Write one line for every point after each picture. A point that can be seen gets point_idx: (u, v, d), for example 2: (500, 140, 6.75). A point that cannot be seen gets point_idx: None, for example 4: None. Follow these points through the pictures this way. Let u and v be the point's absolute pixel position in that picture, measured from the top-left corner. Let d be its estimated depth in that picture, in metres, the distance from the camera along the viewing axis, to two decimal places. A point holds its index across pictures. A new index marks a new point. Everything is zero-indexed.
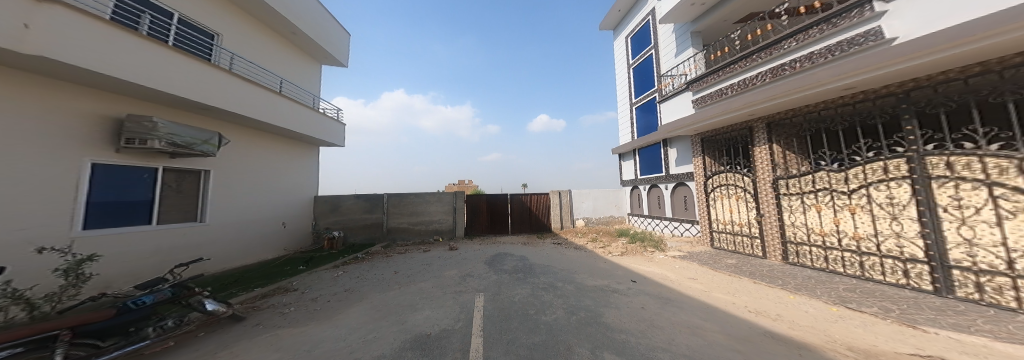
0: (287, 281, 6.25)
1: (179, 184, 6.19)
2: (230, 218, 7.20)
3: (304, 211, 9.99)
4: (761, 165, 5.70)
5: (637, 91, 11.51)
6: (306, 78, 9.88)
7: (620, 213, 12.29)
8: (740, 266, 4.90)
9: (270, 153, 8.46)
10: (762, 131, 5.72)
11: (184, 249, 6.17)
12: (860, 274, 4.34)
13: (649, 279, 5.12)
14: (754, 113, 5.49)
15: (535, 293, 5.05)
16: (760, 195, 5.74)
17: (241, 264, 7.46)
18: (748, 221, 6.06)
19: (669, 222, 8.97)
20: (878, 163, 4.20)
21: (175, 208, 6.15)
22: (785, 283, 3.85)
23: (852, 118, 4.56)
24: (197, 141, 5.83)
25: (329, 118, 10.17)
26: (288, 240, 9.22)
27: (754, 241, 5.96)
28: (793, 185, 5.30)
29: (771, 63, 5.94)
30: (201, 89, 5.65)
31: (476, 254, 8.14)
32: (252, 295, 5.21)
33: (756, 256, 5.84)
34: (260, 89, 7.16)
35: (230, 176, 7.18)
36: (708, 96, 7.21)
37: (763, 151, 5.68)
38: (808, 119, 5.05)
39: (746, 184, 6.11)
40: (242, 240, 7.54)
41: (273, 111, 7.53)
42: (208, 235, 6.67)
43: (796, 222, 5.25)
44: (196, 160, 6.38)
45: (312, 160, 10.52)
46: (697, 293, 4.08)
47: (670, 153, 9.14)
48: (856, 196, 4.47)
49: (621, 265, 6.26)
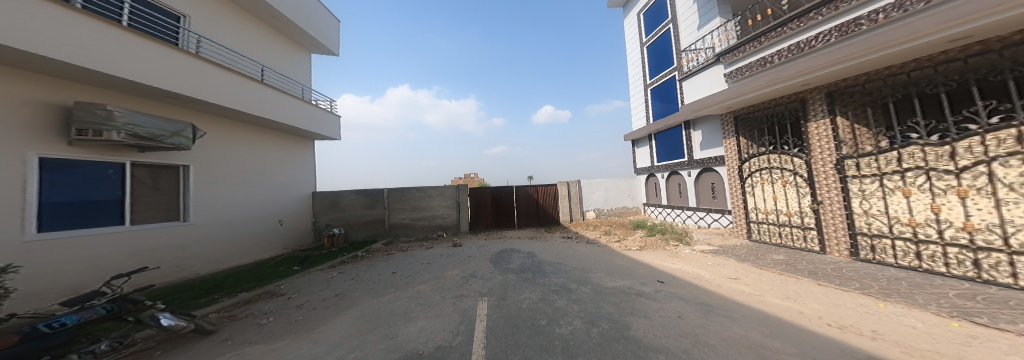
0: (275, 284, 5.73)
1: (154, 180, 5.68)
2: (218, 216, 6.71)
3: (302, 209, 9.49)
4: (819, 143, 4.81)
5: (651, 70, 10.47)
6: (290, 67, 9.11)
7: (634, 203, 11.46)
8: (794, 263, 4.08)
9: (260, 147, 7.96)
10: (820, 103, 4.81)
11: (166, 251, 5.71)
12: (974, 276, 3.33)
13: (681, 278, 4.39)
14: (810, 83, 4.61)
15: (546, 298, 4.37)
16: (819, 180, 4.85)
17: (232, 265, 7.00)
18: (802, 211, 5.17)
19: (693, 212, 8.16)
20: (1008, 130, 3.12)
21: (151, 206, 5.64)
22: (865, 286, 3.06)
23: (962, 77, 3.51)
24: (165, 133, 5.23)
25: (322, 109, 9.61)
26: (286, 239, 8.75)
27: (808, 234, 5.10)
28: (866, 166, 4.32)
29: (831, 22, 4.72)
30: (166, 76, 5.03)
31: (481, 251, 7.51)
32: (233, 300, 4.69)
33: (811, 251, 4.97)
34: (239, 77, 6.51)
35: (215, 172, 6.66)
36: (747, 65, 6.03)
37: (822, 126, 4.77)
38: (890, 82, 4.03)
39: (798, 167, 5.22)
40: (233, 239, 7.07)
41: (251, 99, 6.79)
42: (192, 236, 6.16)
43: (871, 211, 4.29)
44: (173, 155, 5.85)
45: (305, 155, 9.92)
46: (747, 298, 3.33)
47: (693, 136, 8.23)
48: (969, 176, 3.42)
49: (642, 263, 5.54)
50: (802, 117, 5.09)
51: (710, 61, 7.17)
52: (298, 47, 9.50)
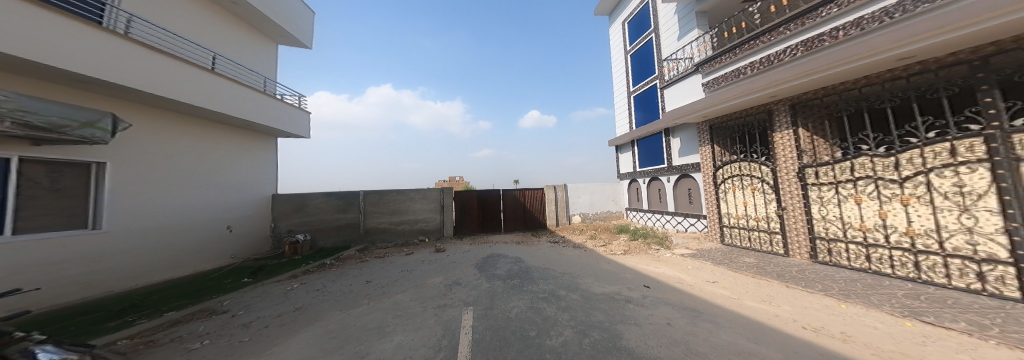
0: (216, 300, 5.20)
1: (53, 180, 4.82)
2: (141, 222, 5.92)
3: (258, 213, 8.69)
4: (784, 152, 5.21)
5: (635, 78, 10.89)
6: (253, 57, 8.25)
7: (617, 207, 11.79)
8: (764, 266, 4.36)
9: (202, 142, 7.13)
10: (784, 114, 5.22)
11: (69, 265, 4.88)
12: (916, 277, 3.75)
13: (665, 283, 4.53)
14: (777, 95, 5.03)
15: (535, 306, 4.32)
16: (783, 186, 5.26)
17: (159, 279, 6.18)
18: (769, 215, 5.59)
19: (672, 216, 8.55)
20: (943, 144, 3.56)
21: (49, 211, 4.75)
22: (828, 288, 3.31)
23: (905, 93, 3.97)
24: (72, 123, 4.44)
25: (288, 104, 8.84)
26: (233, 248, 7.95)
27: (773, 237, 5.51)
28: (825, 174, 4.74)
29: (798, 37, 5.14)
30: (76, 56, 4.27)
31: (466, 256, 7.29)
32: (156, 323, 4.18)
33: (777, 254, 5.37)
34: (178, 63, 5.74)
35: (138, 170, 5.85)
36: (721, 77, 6.56)
37: (786, 136, 5.19)
38: (845, 97, 4.50)
39: (765, 174, 5.63)
40: (161, 249, 6.29)
41: (192, 88, 6.02)
42: (106, 247, 5.39)
43: (828, 216, 4.71)
44: (81, 150, 5.04)
45: (263, 154, 9.07)
46: (727, 302, 3.48)
47: (672, 143, 8.64)
48: (910, 185, 3.85)
49: (628, 267, 5.66)
50: (768, 128, 5.53)
51: (689, 70, 7.58)
52: (264, 36, 8.67)
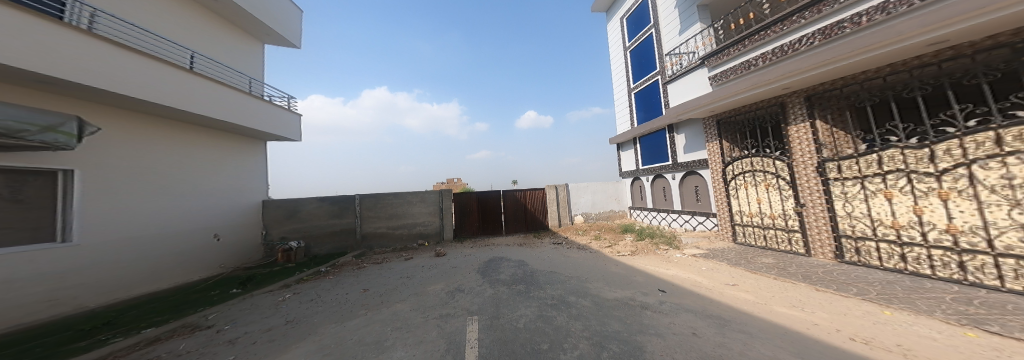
0: (200, 314, 4.80)
1: (16, 191, 4.47)
2: (118, 234, 5.51)
3: (248, 220, 8.25)
4: (801, 146, 5.06)
5: (635, 74, 10.69)
6: (236, 57, 7.78)
7: (620, 206, 11.55)
8: (786, 267, 4.14)
9: (180, 146, 6.65)
10: (799, 107, 5.07)
11: (33, 281, 4.45)
12: (961, 278, 3.51)
13: (681, 287, 4.29)
14: (789, 87, 4.85)
15: (544, 315, 4.02)
16: (802, 181, 5.10)
17: (138, 293, 5.76)
18: (786, 213, 5.42)
19: (678, 215, 8.36)
20: (986, 134, 3.34)
21: (8, 224, 4.37)
22: (864, 292, 3.13)
23: (937, 80, 3.77)
24: (31, 128, 3.93)
25: (277, 106, 8.41)
26: (221, 257, 7.51)
27: (793, 236, 5.33)
28: (847, 168, 4.57)
29: (816, 24, 4.90)
30: (25, 51, 3.80)
31: (467, 261, 6.97)
32: (132, 341, 3.80)
33: (797, 253, 5.18)
34: (150, 60, 5.27)
35: (109, 175, 5.39)
36: (731, 69, 6.37)
37: (802, 129, 5.03)
38: (868, 86, 4.30)
39: (780, 170, 5.46)
40: (140, 260, 5.85)
41: (165, 88, 5.53)
42: (78, 259, 4.96)
43: (854, 213, 4.52)
44: (48, 157, 4.67)
45: (251, 159, 8.60)
46: (757, 309, 3.21)
47: (677, 140, 8.45)
48: (949, 178, 3.63)
49: (638, 269, 5.41)
50: (782, 121, 5.38)
51: (694, 64, 7.39)
52: (249, 35, 8.23)
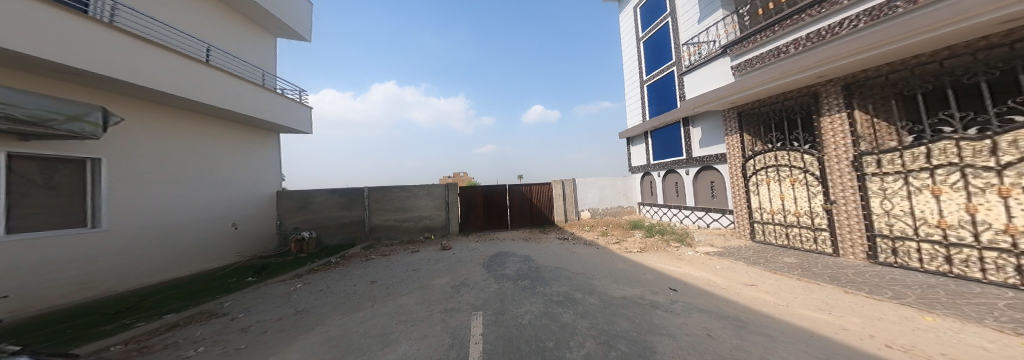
0: (215, 302, 4.90)
1: (49, 178, 4.57)
2: (143, 222, 5.71)
3: (262, 211, 8.44)
4: (836, 139, 4.68)
5: (648, 66, 10.29)
6: (249, 51, 7.87)
7: (629, 202, 11.19)
8: (810, 267, 3.86)
9: (198, 138, 6.78)
10: (836, 96, 4.68)
11: (66, 265, 4.63)
12: (1014, 282, 3.16)
13: (694, 286, 4.08)
14: (824, 75, 4.49)
15: (549, 312, 3.90)
16: (833, 177, 4.75)
17: (161, 278, 5.97)
18: (813, 210, 5.08)
19: (691, 212, 8.06)
20: None
21: (43, 210, 4.49)
22: (902, 296, 2.85)
23: (1007, 63, 3.33)
24: (60, 116, 4.13)
25: (289, 98, 8.52)
26: (239, 246, 7.72)
27: (819, 235, 4.99)
28: (890, 161, 4.16)
29: (858, 6, 4.45)
30: (52, 43, 3.90)
31: (472, 254, 6.93)
32: (153, 326, 3.91)
33: (824, 253, 4.86)
34: (167, 53, 5.36)
35: (132, 164, 5.53)
36: (759, 56, 5.92)
37: (838, 120, 4.66)
38: (920, 72, 3.91)
39: (809, 164, 5.09)
40: (163, 248, 6.05)
41: (183, 80, 5.63)
42: (106, 246, 5.14)
43: (893, 211, 4.15)
44: (77, 146, 4.78)
45: (266, 151, 8.76)
46: (779, 312, 2.96)
47: (692, 134, 8.09)
48: (1013, 173, 3.21)
49: (647, 267, 5.21)
50: (814, 112, 5.02)
51: (715, 53, 7.00)
52: (260, 28, 8.30)
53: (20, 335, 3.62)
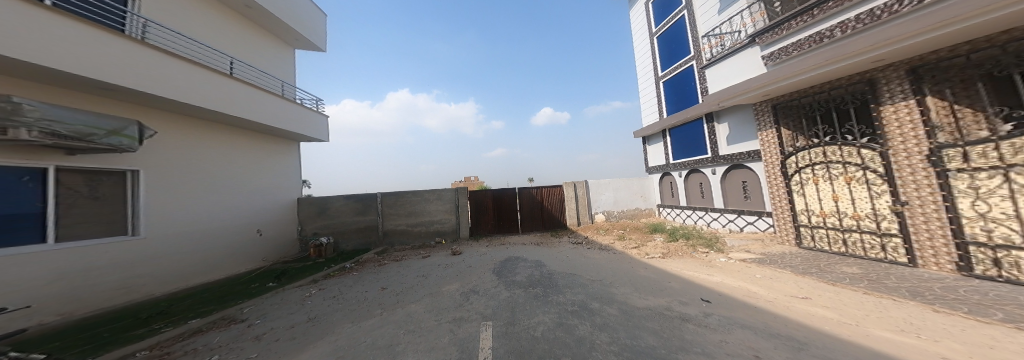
0: (238, 307, 4.83)
1: (93, 189, 4.80)
2: (177, 229, 5.84)
3: (285, 216, 8.64)
4: (902, 130, 3.99)
5: (663, 61, 9.73)
6: (268, 62, 8.16)
7: (647, 204, 10.44)
8: (880, 279, 3.25)
9: (231, 149, 7.04)
10: (899, 81, 4.00)
11: (107, 270, 4.82)
12: None
13: (731, 297, 3.56)
14: (883, 58, 3.85)
15: (564, 323, 3.56)
16: (902, 173, 4.04)
17: (195, 281, 6.16)
18: (878, 213, 4.36)
19: (720, 214, 7.39)
20: None
21: (88, 219, 4.72)
22: (1016, 318, 2.26)
23: None
24: (99, 131, 4.19)
25: (308, 108, 8.81)
26: (264, 252, 7.88)
27: (888, 241, 4.24)
28: (982, 155, 3.41)
29: None
30: (95, 63, 4.14)
31: (483, 260, 6.68)
32: (176, 331, 3.86)
33: (896, 263, 4.10)
34: (199, 69, 5.62)
35: (172, 173, 5.77)
36: (798, 43, 5.22)
37: (905, 109, 3.95)
38: (1016, 48, 3.22)
39: (869, 160, 4.41)
40: (197, 253, 6.24)
41: (209, 93, 5.78)
42: (144, 253, 5.33)
43: (991, 213, 3.36)
44: (118, 158, 4.98)
45: (289, 159, 9.04)
46: (853, 335, 2.40)
47: (718, 130, 7.46)
48: None
49: (672, 274, 4.71)
50: (871, 101, 4.34)
51: (741, 43, 6.38)
52: (279, 41, 8.64)
53: (64, 338, 3.72)
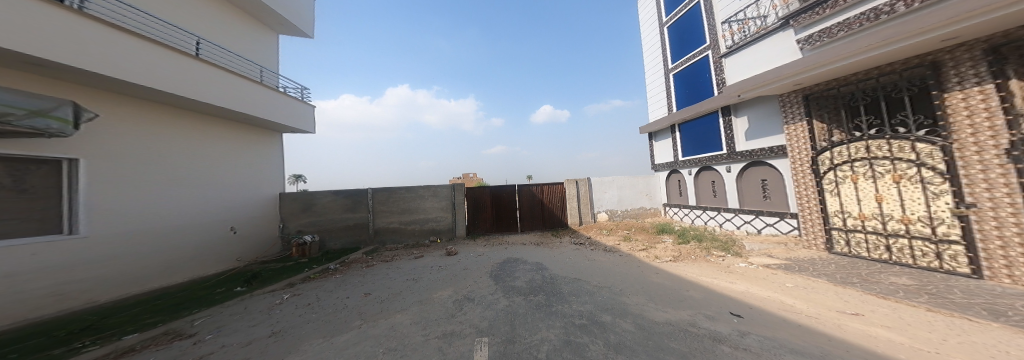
0: (191, 318, 4.25)
1: (19, 181, 4.18)
2: (128, 228, 5.20)
3: (265, 213, 7.98)
4: (967, 120, 3.53)
5: (674, 53, 9.22)
6: (244, 45, 7.46)
7: (653, 203, 9.98)
8: (950, 296, 2.78)
9: (195, 140, 6.34)
10: (970, 64, 3.49)
11: (40, 275, 4.20)
12: None
13: (766, 311, 3.08)
14: (956, 37, 3.37)
15: (571, 341, 3.05)
16: (968, 171, 3.53)
17: (153, 286, 5.55)
18: (934, 217, 3.86)
19: (735, 215, 6.98)
20: None
21: (11, 215, 4.09)
22: None
23: None
24: (24, 113, 3.53)
25: (292, 97, 8.18)
26: (239, 251, 7.25)
27: (946, 250, 3.74)
28: None
29: None
30: (19, 33, 3.48)
31: (480, 261, 6.15)
32: (101, 352, 3.25)
33: (956, 274, 3.60)
34: (158, 48, 4.95)
35: (118, 164, 5.07)
36: (845, 22, 4.69)
37: (978, 95, 3.44)
38: None
39: (926, 156, 3.89)
40: (155, 255, 5.59)
41: (168, 74, 5.08)
42: (88, 253, 4.70)
43: None
44: (51, 144, 4.35)
45: (269, 151, 8.37)
46: None
47: (735, 124, 7.01)
48: None
49: (687, 281, 4.23)
50: (933, 87, 3.82)
51: (770, 29, 5.90)
52: (259, 23, 8.00)
53: None
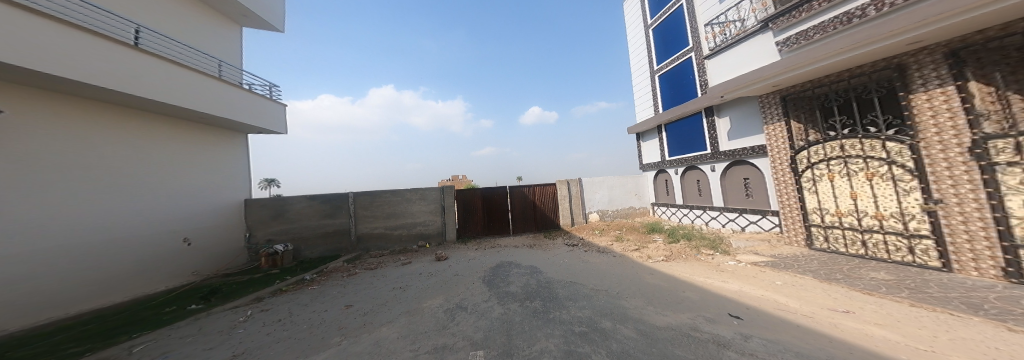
0: (128, 344, 3.68)
1: None
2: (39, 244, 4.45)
3: (230, 221, 7.24)
4: (932, 119, 3.77)
5: (659, 55, 9.40)
6: (196, 35, 6.67)
7: (642, 203, 10.14)
8: (932, 291, 2.93)
9: (131, 141, 5.57)
10: (933, 66, 3.72)
11: None
12: None
13: (763, 312, 3.11)
14: (920, 40, 3.56)
15: (573, 351, 2.91)
16: (936, 168, 3.78)
17: (81, 310, 4.78)
18: (905, 212, 4.12)
19: (720, 213, 7.22)
20: None
21: None
22: None
23: None
24: None
25: (258, 94, 7.43)
26: (195, 264, 6.50)
27: (917, 243, 4.00)
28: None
29: None
30: None
31: (471, 267, 5.90)
32: None
33: (928, 267, 3.87)
34: (80, 34, 4.22)
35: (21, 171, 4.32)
36: (821, 25, 4.89)
37: (941, 96, 3.67)
38: None
39: (896, 154, 4.14)
40: (80, 273, 4.83)
41: (94, 64, 4.36)
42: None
43: None
44: None
45: (232, 153, 7.58)
46: None
47: (719, 125, 7.23)
48: None
49: (682, 281, 4.25)
50: (900, 88, 4.06)
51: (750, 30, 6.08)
52: (218, 13, 7.24)
53: None
